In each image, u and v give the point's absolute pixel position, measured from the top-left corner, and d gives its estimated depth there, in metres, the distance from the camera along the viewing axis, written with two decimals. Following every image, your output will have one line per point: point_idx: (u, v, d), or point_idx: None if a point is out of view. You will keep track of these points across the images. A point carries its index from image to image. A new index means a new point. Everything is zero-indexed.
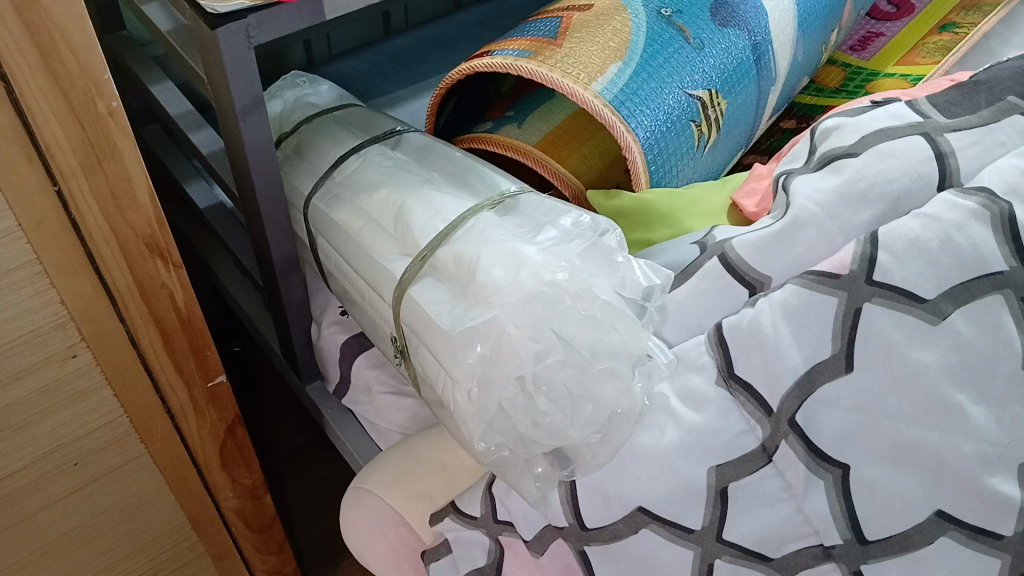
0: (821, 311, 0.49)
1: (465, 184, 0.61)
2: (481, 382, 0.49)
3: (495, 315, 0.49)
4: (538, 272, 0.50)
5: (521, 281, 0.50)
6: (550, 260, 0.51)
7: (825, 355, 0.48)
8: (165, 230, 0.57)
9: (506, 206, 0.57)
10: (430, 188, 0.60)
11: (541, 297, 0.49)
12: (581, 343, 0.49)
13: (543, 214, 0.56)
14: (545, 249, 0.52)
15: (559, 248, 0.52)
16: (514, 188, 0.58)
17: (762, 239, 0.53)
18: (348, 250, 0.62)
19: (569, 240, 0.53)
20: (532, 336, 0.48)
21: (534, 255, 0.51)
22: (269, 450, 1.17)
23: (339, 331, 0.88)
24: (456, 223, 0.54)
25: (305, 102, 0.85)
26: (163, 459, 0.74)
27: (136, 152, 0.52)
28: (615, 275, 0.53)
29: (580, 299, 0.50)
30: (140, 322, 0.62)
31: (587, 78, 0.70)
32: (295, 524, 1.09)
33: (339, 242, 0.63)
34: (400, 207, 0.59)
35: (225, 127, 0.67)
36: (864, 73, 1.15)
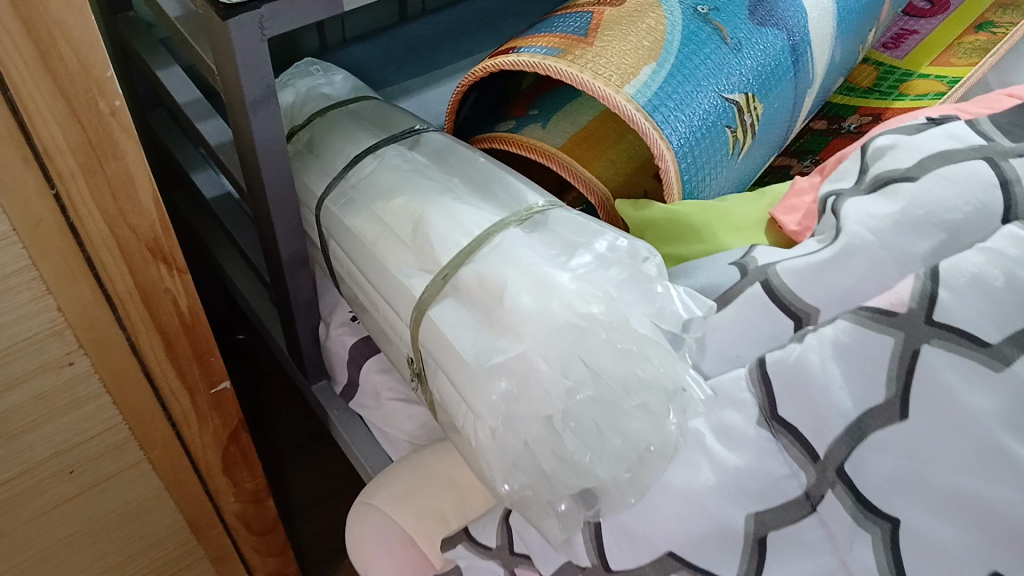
0: (876, 350, 0.45)
1: (490, 191, 0.57)
2: (506, 419, 0.46)
3: (523, 349, 0.45)
4: (570, 303, 0.46)
5: (552, 309, 0.46)
6: (585, 288, 0.47)
7: (877, 400, 0.45)
8: (168, 234, 0.55)
9: (536, 222, 0.52)
10: (451, 197, 0.56)
11: (574, 329, 0.45)
12: (612, 376, 0.46)
13: (576, 233, 0.52)
14: (579, 274, 0.48)
15: (593, 275, 0.49)
16: (543, 201, 0.54)
17: (808, 266, 0.50)
18: (362, 258, 0.58)
19: (606, 268, 0.50)
20: (562, 371, 0.45)
21: (568, 281, 0.47)
22: (272, 443, 1.15)
23: (347, 333, 0.86)
24: (483, 237, 0.50)
25: (318, 93, 0.82)
26: (163, 465, 0.73)
27: (140, 152, 0.49)
28: (652, 305, 0.49)
29: (618, 329, 0.46)
30: (141, 326, 0.60)
31: (620, 81, 0.66)
32: (297, 520, 1.07)
33: (355, 251, 0.60)
34: (418, 218, 0.55)
35: (235, 121, 0.64)
36: (898, 72, 1.12)
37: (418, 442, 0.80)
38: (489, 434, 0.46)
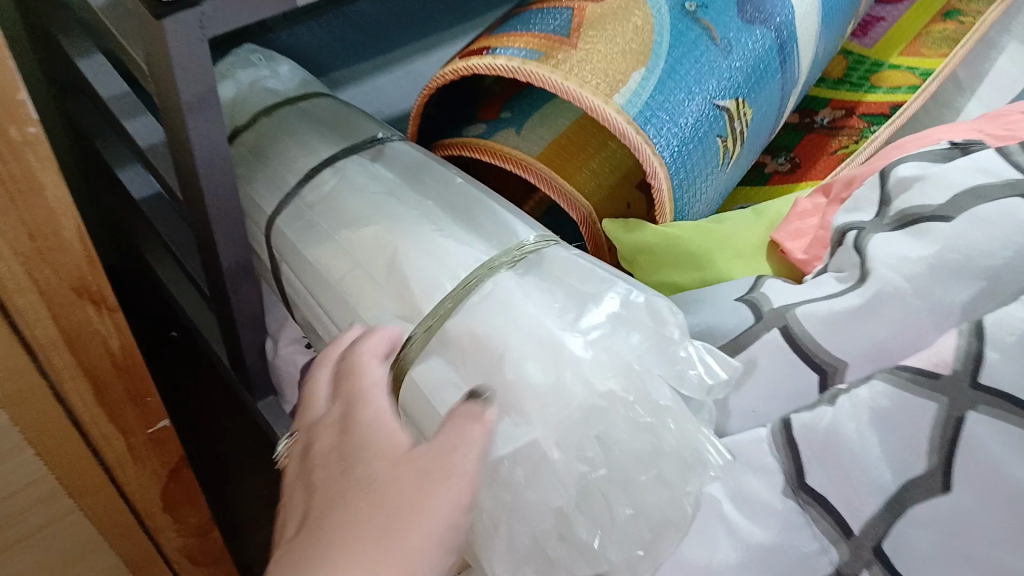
0: (916, 415, 0.41)
1: (472, 223, 0.50)
2: (512, 509, 0.40)
3: (534, 437, 0.39)
4: (590, 380, 0.40)
5: (577, 391, 0.40)
6: (605, 360, 0.41)
7: (919, 471, 0.40)
8: (96, 270, 0.50)
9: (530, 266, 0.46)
10: (434, 231, 0.49)
11: (597, 413, 0.40)
12: (626, 454, 0.40)
13: (578, 279, 0.46)
14: (592, 338, 0.42)
15: (610, 340, 0.43)
16: (540, 241, 0.48)
17: (835, 315, 0.45)
18: (328, 296, 0.51)
19: (624, 331, 0.44)
20: (577, 456, 0.39)
21: (585, 350, 0.41)
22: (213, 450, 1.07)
23: (297, 349, 0.79)
24: (470, 285, 0.44)
25: (262, 87, 0.73)
26: (97, 513, 0.65)
27: (62, 185, 0.44)
28: (671, 369, 0.43)
29: (641, 401, 0.41)
30: (67, 374, 0.53)
31: (609, 90, 0.60)
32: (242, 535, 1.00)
33: (316, 286, 0.52)
34: (393, 257, 0.48)
35: (170, 128, 0.57)
36: (867, 62, 1.09)
37: None
38: (490, 523, 0.40)
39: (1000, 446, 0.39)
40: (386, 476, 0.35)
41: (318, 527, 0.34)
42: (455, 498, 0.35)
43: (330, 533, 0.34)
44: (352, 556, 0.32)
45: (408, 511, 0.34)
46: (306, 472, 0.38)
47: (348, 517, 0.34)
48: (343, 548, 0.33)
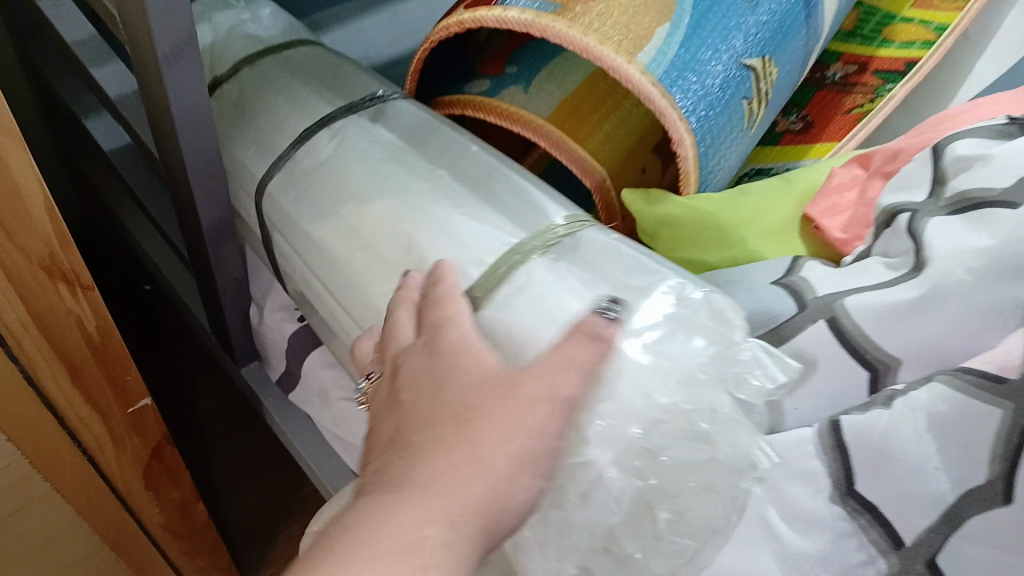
0: (980, 422, 0.38)
1: (490, 195, 0.49)
2: (558, 526, 0.38)
3: (592, 452, 0.37)
4: (651, 393, 0.39)
5: (638, 408, 0.38)
6: (664, 370, 0.39)
7: (978, 480, 0.38)
8: (69, 248, 0.45)
9: (561, 249, 0.45)
10: (450, 207, 0.47)
11: (657, 428, 0.38)
12: (679, 468, 0.39)
13: (616, 265, 0.44)
14: (648, 341, 0.40)
15: (668, 344, 0.40)
16: (574, 226, 0.46)
17: (887, 308, 0.43)
18: (333, 276, 0.49)
19: (682, 332, 0.41)
20: (634, 472, 0.38)
21: (640, 359, 0.39)
22: (192, 412, 1.10)
23: (285, 318, 0.74)
24: (501, 270, 0.43)
25: (242, 34, 0.67)
26: (75, 495, 0.61)
27: (26, 154, 0.39)
28: (727, 373, 0.41)
29: (700, 413, 0.39)
30: (38, 357, 0.48)
31: (631, 47, 0.55)
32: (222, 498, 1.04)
33: (320, 266, 0.50)
34: (410, 240, 0.46)
35: (145, 81, 0.53)
36: (878, 14, 1.04)
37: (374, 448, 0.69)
38: (534, 544, 0.38)
39: None
40: (485, 406, 0.36)
41: (408, 444, 0.36)
42: (543, 420, 0.35)
43: (421, 450, 0.36)
44: (444, 470, 0.34)
45: (496, 432, 0.35)
46: (393, 392, 0.40)
47: (439, 433, 0.36)
48: (435, 465, 0.35)
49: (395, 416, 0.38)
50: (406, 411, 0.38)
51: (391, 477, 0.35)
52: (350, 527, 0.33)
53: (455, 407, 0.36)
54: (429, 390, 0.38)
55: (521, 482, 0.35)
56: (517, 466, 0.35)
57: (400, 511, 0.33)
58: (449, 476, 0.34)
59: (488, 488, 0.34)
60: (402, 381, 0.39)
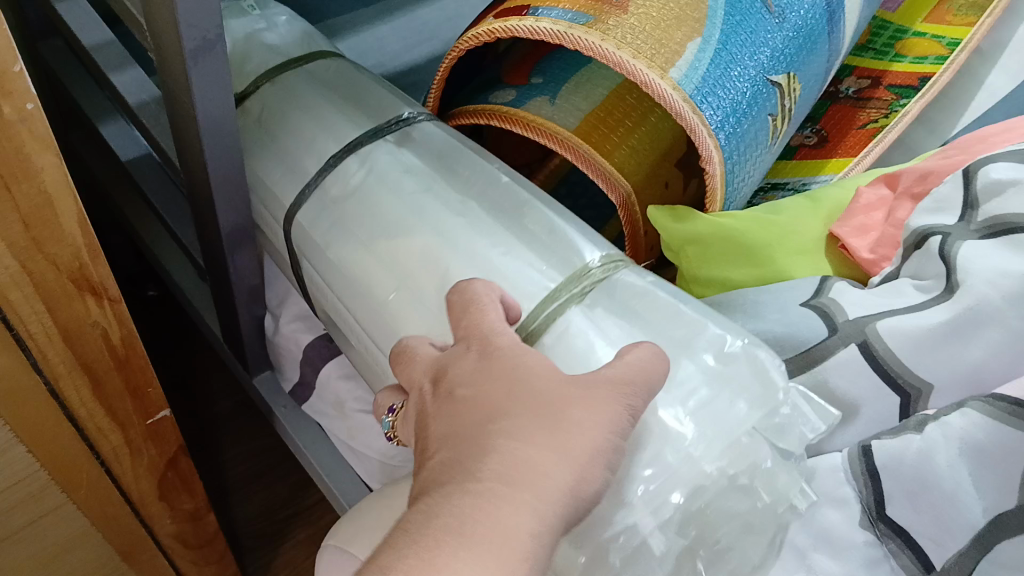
0: (1015, 448, 0.40)
1: (520, 228, 0.52)
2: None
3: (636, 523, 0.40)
4: (695, 459, 0.41)
5: (685, 470, 0.41)
6: (707, 433, 0.42)
7: (1010, 506, 0.39)
8: (97, 259, 0.44)
9: (599, 294, 0.49)
10: (484, 242, 0.51)
11: (700, 490, 0.41)
12: (717, 519, 0.42)
13: (646, 304, 0.48)
14: (692, 407, 0.43)
15: (712, 407, 0.43)
16: (606, 264, 0.50)
17: (922, 334, 0.46)
18: (365, 309, 0.53)
19: (719, 386, 0.44)
20: (679, 533, 0.41)
21: (683, 424, 0.42)
22: (210, 409, 1.13)
23: (301, 329, 0.74)
24: (553, 316, 0.47)
25: (260, 43, 0.67)
26: (90, 505, 0.61)
27: (60, 166, 0.39)
28: (769, 422, 0.44)
29: (744, 470, 0.42)
30: (62, 368, 0.48)
31: (664, 62, 0.55)
32: (234, 500, 1.06)
33: (354, 299, 0.54)
34: (443, 270, 0.50)
35: (171, 89, 0.53)
36: (891, 28, 1.05)
37: (389, 460, 0.69)
38: None
39: None
40: (566, 406, 0.39)
41: (481, 436, 0.38)
42: (610, 422, 0.39)
43: (501, 444, 0.37)
44: (524, 461, 0.36)
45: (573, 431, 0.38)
46: (448, 390, 0.41)
47: (513, 429, 0.38)
48: (516, 456, 0.37)
49: (456, 415, 0.39)
50: (470, 409, 0.39)
51: (469, 466, 0.36)
52: (440, 513, 0.34)
53: (528, 404, 0.39)
54: (498, 393, 0.39)
55: (594, 475, 0.38)
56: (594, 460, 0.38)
57: (494, 504, 0.35)
58: (532, 468, 0.36)
59: (569, 480, 0.37)
60: (461, 381, 0.41)
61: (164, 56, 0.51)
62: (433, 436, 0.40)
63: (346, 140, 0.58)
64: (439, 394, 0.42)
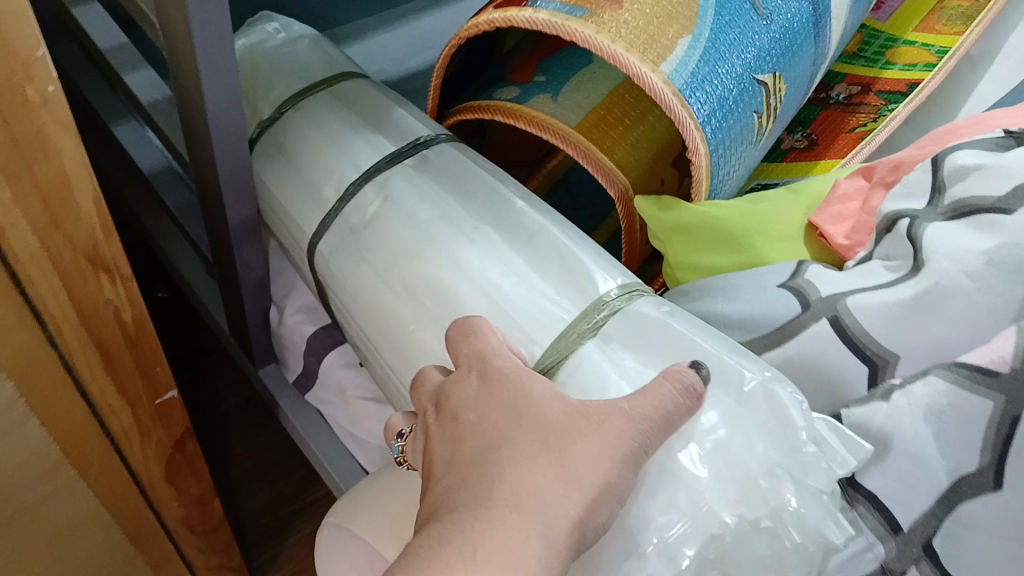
0: (977, 416, 0.44)
1: (535, 256, 0.56)
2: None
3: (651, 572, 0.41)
4: (711, 505, 0.42)
5: (703, 515, 0.42)
6: (723, 477, 0.43)
7: (971, 468, 0.43)
8: (110, 238, 0.47)
9: (613, 327, 0.52)
10: (499, 270, 0.55)
11: (717, 538, 0.42)
12: (735, 559, 0.42)
13: (663, 340, 0.50)
14: (708, 449, 0.44)
15: (730, 449, 0.44)
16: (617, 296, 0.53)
17: (889, 309, 0.49)
18: (388, 334, 0.58)
19: (737, 432, 0.45)
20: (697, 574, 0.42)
21: (699, 466, 0.43)
22: (216, 408, 1.18)
23: (305, 320, 0.77)
24: (558, 351, 0.50)
25: (285, 65, 0.73)
26: (100, 484, 0.63)
27: (78, 147, 0.41)
28: (793, 461, 0.44)
29: (768, 514, 0.43)
30: (76, 345, 0.51)
31: (655, 56, 0.58)
32: (241, 496, 1.11)
33: (380, 326, 0.58)
34: (454, 299, 0.54)
35: (182, 84, 0.56)
36: (882, 37, 1.07)
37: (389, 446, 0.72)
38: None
39: None
40: (572, 435, 0.41)
41: (488, 462, 0.40)
42: (625, 458, 0.41)
43: (508, 471, 0.39)
44: (531, 489, 0.39)
45: (579, 461, 0.40)
46: (452, 414, 0.44)
47: (519, 456, 0.40)
48: (524, 484, 0.39)
49: (461, 441, 0.42)
50: (477, 434, 0.42)
51: (477, 492, 0.39)
52: (451, 540, 0.36)
53: (534, 434, 0.41)
54: (503, 418, 0.42)
55: (602, 507, 0.40)
56: (600, 491, 0.40)
57: (502, 533, 0.37)
58: (537, 493, 0.39)
59: (575, 510, 0.39)
60: (464, 407, 0.44)
61: (175, 54, 0.54)
62: (439, 458, 0.42)
63: (365, 166, 0.63)
64: (442, 416, 0.44)
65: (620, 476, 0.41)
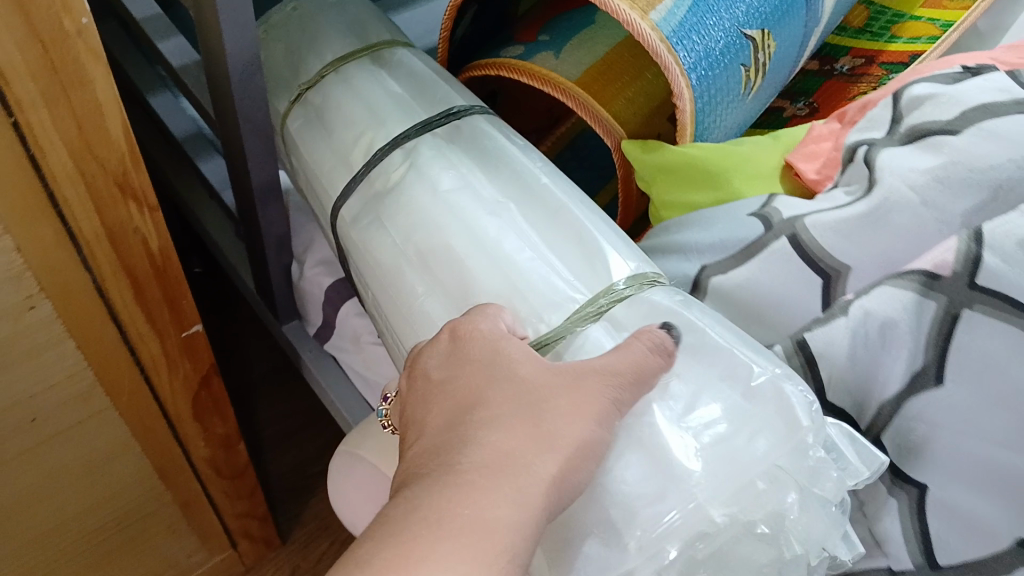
0: (920, 313, 0.52)
1: (548, 229, 0.60)
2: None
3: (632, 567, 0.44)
4: (702, 504, 0.45)
5: (692, 511, 0.45)
6: (718, 474, 0.46)
7: (918, 363, 0.52)
8: (138, 167, 0.52)
9: (618, 308, 0.55)
10: (510, 242, 0.58)
11: (705, 536, 0.45)
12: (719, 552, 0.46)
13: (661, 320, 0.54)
14: (705, 443, 0.47)
15: (729, 447, 0.47)
16: (626, 282, 0.56)
17: (842, 224, 0.57)
18: (399, 306, 0.61)
19: (738, 433, 0.47)
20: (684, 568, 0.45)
21: (691, 460, 0.46)
22: (245, 373, 1.24)
23: (323, 273, 0.82)
24: (559, 333, 0.53)
25: (334, 23, 0.75)
26: (129, 411, 0.70)
27: (108, 80, 0.46)
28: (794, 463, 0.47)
29: (765, 518, 0.46)
30: (107, 269, 0.56)
31: (645, 4, 0.62)
32: (267, 457, 1.17)
33: (392, 300, 0.62)
34: (466, 273, 0.58)
35: (206, 40, 0.61)
36: (889, 13, 1.09)
37: None
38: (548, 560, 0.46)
39: (995, 342, 0.49)
40: (554, 402, 0.45)
41: (465, 424, 0.44)
42: (599, 418, 0.45)
43: (490, 435, 0.43)
44: (506, 451, 0.42)
45: (552, 420, 0.44)
46: (442, 379, 0.48)
47: (500, 422, 0.44)
48: (507, 448, 0.42)
49: (451, 407, 0.46)
50: (455, 400, 0.46)
51: (453, 457, 0.42)
52: (423, 505, 0.40)
53: (514, 398, 0.45)
54: (489, 388, 0.46)
55: (581, 469, 0.44)
56: (570, 450, 0.43)
57: (483, 496, 0.40)
58: (518, 458, 0.42)
59: (554, 471, 0.42)
60: (457, 370, 0.47)
61: (200, 12, 0.59)
62: (424, 420, 0.46)
63: (393, 134, 0.66)
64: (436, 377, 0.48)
65: (596, 438, 0.44)
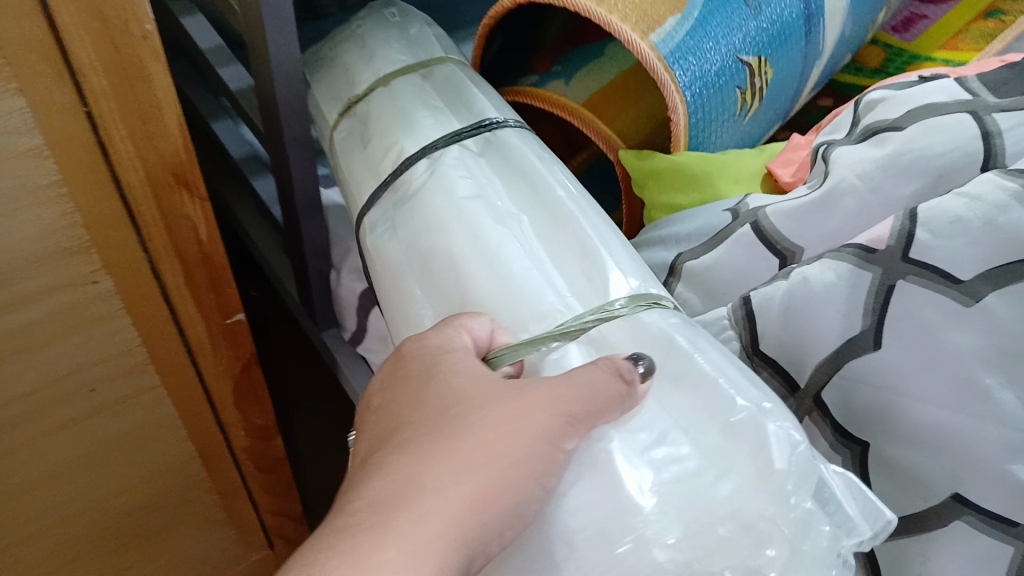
0: (858, 284, 0.58)
1: (552, 239, 0.62)
2: None
3: None
4: (649, 541, 0.43)
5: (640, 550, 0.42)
6: (675, 508, 0.44)
7: (856, 330, 0.57)
8: (191, 159, 0.61)
9: (609, 328, 0.54)
10: (510, 253, 0.60)
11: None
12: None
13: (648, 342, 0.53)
14: (665, 478, 0.45)
15: (691, 480, 0.45)
16: (625, 302, 0.55)
17: (795, 210, 0.65)
18: (404, 310, 0.64)
19: (699, 470, 0.45)
20: None
21: (645, 495, 0.44)
22: None
23: (357, 280, 0.90)
24: (535, 343, 0.52)
25: (389, 41, 0.81)
26: (174, 391, 0.77)
27: (167, 78, 0.55)
28: (761, 502, 0.44)
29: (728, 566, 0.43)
30: (161, 250, 0.65)
31: (644, 26, 0.68)
32: (304, 466, 1.24)
33: (398, 308, 0.65)
34: (463, 275, 0.60)
35: (256, 63, 0.70)
36: (905, 56, 1.14)
37: None
38: None
39: (936, 315, 0.54)
40: (506, 416, 0.45)
41: (424, 435, 0.45)
42: (551, 431, 0.44)
43: (433, 447, 0.44)
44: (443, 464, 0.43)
45: (496, 430, 0.44)
46: (404, 394, 0.49)
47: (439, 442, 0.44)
48: (445, 463, 0.43)
49: (411, 417, 0.47)
50: (423, 407, 0.47)
51: (393, 469, 0.43)
52: (357, 514, 0.41)
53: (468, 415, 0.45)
54: (448, 406, 0.46)
55: (524, 484, 0.43)
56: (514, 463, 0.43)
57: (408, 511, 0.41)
58: (455, 466, 0.42)
59: (483, 484, 0.42)
60: (436, 369, 0.49)
61: (252, 38, 0.68)
62: (398, 420, 0.48)
63: (424, 142, 0.70)
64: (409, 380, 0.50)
65: (549, 453, 0.44)
